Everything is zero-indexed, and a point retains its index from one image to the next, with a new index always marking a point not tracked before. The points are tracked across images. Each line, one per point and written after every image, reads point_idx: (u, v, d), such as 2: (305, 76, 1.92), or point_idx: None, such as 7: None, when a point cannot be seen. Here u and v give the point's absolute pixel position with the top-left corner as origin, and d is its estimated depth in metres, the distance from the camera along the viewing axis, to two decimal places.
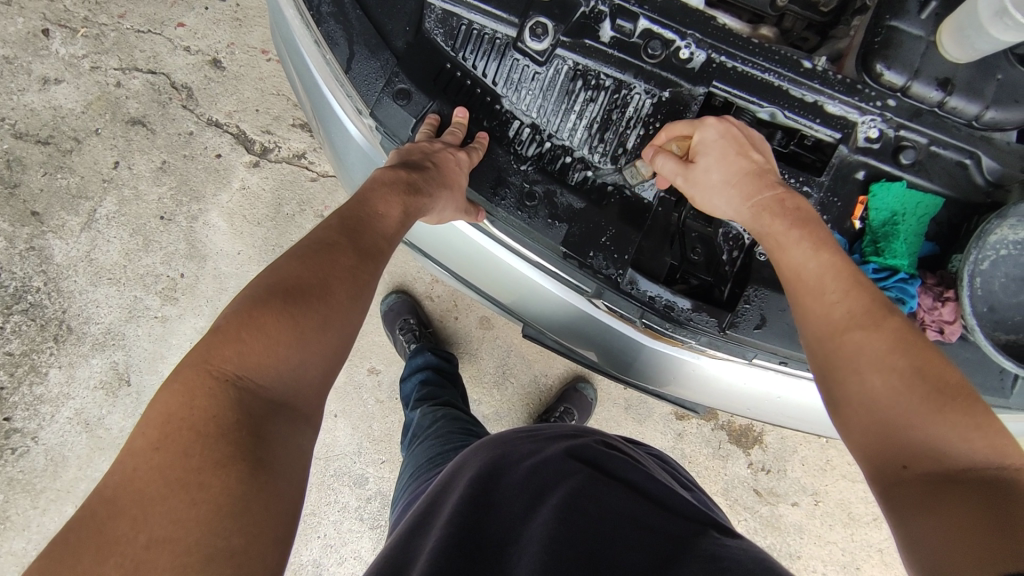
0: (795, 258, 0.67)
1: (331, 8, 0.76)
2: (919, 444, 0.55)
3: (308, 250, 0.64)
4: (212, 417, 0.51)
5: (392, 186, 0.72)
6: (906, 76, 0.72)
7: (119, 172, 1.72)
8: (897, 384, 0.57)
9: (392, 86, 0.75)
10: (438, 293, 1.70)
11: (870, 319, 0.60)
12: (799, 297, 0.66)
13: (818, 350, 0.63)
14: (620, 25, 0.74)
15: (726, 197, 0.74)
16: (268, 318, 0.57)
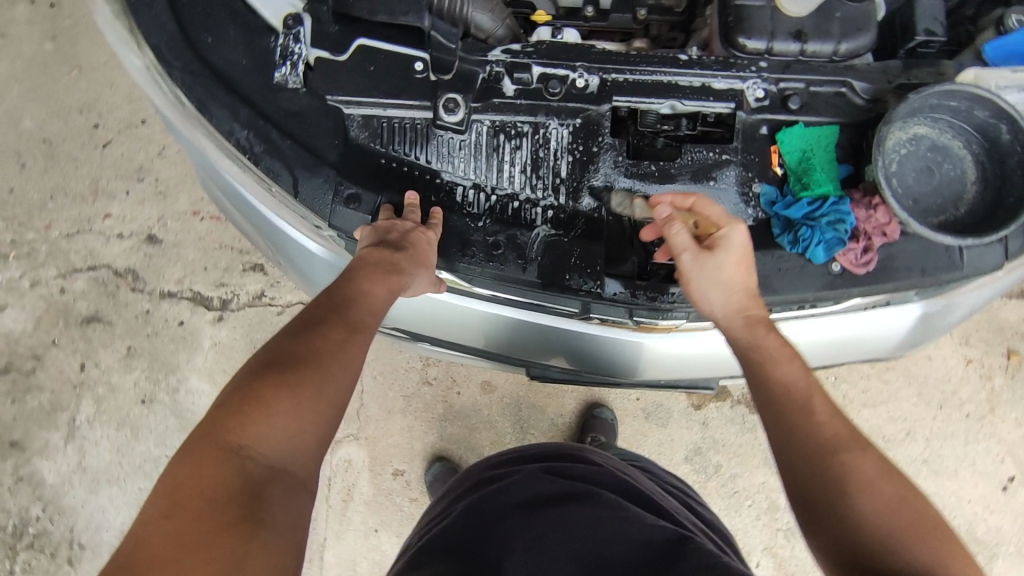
0: (785, 369, 0.72)
1: (263, 146, 0.83)
2: (895, 560, 0.60)
3: (301, 328, 0.72)
4: (217, 484, 0.58)
5: (376, 270, 0.77)
6: (765, 39, 0.84)
7: (88, 373, 1.71)
8: (881, 508, 0.63)
9: (342, 194, 0.83)
10: (433, 375, 1.72)
11: (852, 441, 0.67)
12: (788, 415, 0.69)
13: (803, 458, 0.67)
14: (518, 77, 0.83)
15: (720, 298, 0.77)
16: (268, 390, 0.64)
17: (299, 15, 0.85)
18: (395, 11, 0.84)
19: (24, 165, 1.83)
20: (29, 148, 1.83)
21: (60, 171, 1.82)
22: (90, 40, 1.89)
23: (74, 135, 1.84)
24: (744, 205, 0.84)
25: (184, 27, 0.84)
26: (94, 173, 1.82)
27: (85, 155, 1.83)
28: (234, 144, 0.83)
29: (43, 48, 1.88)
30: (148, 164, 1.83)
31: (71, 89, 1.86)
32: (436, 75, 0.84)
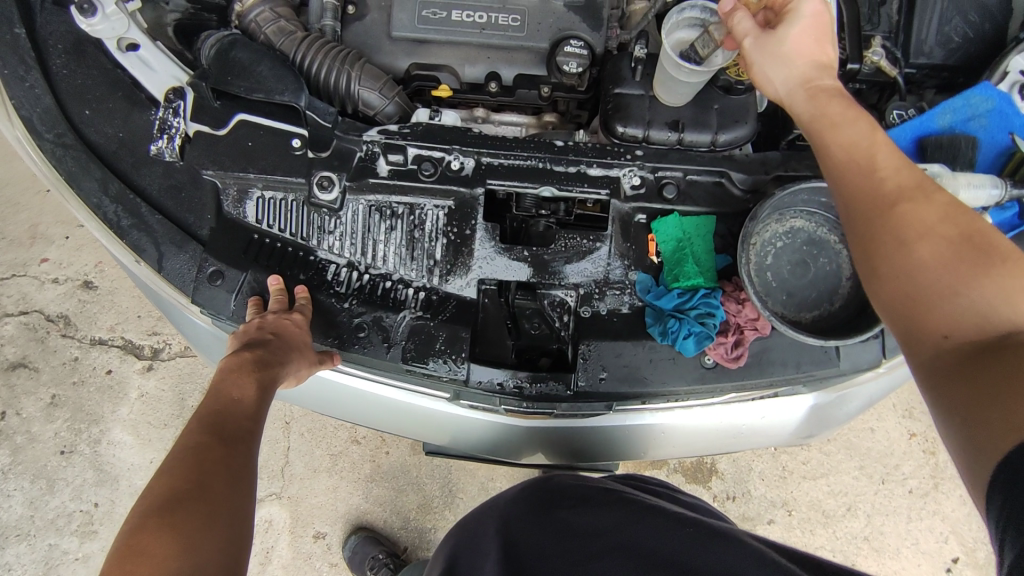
0: (851, 131, 0.62)
1: (130, 220, 0.82)
2: (957, 309, 0.53)
3: (170, 459, 0.62)
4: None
5: (240, 368, 0.73)
6: (642, 128, 0.84)
7: (7, 422, 1.67)
8: (942, 253, 0.55)
9: (205, 271, 0.80)
10: (363, 434, 1.67)
11: (917, 191, 0.58)
12: (847, 174, 0.61)
13: (863, 217, 0.59)
14: (392, 158, 0.83)
15: (785, 73, 0.68)
16: (151, 543, 0.55)
17: (181, 89, 0.85)
18: (269, 90, 0.84)
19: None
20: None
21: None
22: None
23: (18, 177, 1.83)
24: (619, 293, 0.83)
25: (60, 98, 0.83)
26: (33, 218, 1.80)
27: (26, 199, 1.81)
28: (100, 216, 0.82)
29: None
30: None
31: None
32: (311, 151, 0.84)
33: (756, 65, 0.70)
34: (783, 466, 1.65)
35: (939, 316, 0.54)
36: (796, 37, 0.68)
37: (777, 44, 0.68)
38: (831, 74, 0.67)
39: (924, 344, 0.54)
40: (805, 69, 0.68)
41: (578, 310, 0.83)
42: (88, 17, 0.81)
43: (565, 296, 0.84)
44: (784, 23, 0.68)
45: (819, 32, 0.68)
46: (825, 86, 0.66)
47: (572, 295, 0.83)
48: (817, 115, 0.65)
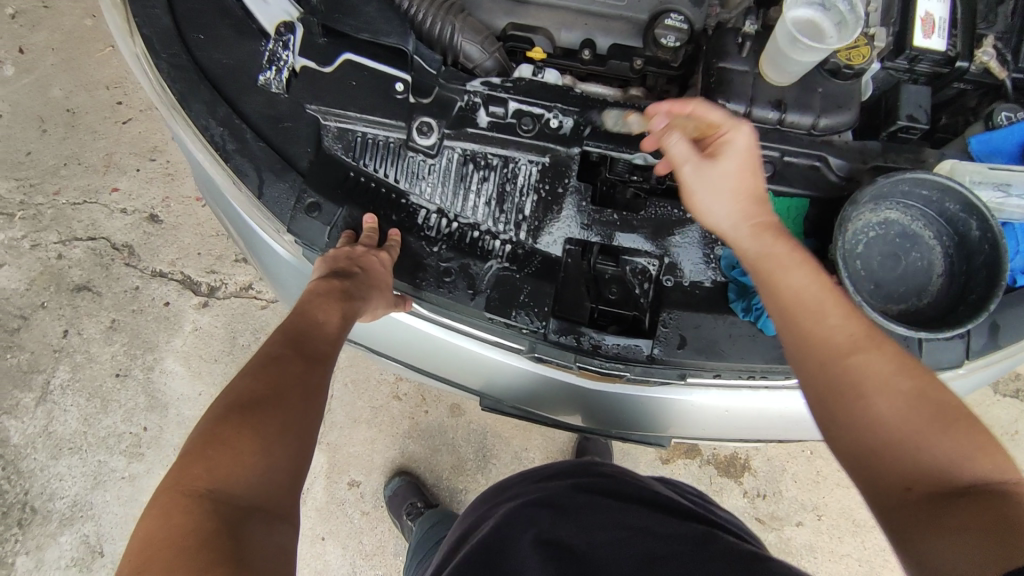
0: (778, 292, 0.67)
1: (234, 145, 0.84)
2: (916, 461, 0.59)
3: (256, 366, 0.67)
4: (189, 531, 0.52)
5: (324, 297, 0.77)
6: (744, 104, 0.83)
7: (68, 340, 1.74)
8: (897, 407, 0.61)
9: (303, 202, 0.83)
10: (403, 391, 1.71)
11: (867, 341, 0.64)
12: (802, 334, 0.66)
13: (815, 367, 0.65)
14: (492, 110, 0.84)
15: (725, 206, 0.71)
16: (230, 430, 0.59)
17: (292, 23, 0.87)
18: (378, 32, 0.85)
19: (45, 131, 1.88)
20: (52, 115, 1.89)
21: (77, 140, 1.87)
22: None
23: (98, 109, 1.89)
24: (703, 265, 0.84)
25: (178, 21, 0.85)
26: (110, 146, 1.87)
27: (104, 127, 1.88)
28: (207, 138, 0.84)
29: (84, 23, 1.95)
30: (162, 145, 1.88)
31: (103, 66, 1.92)
32: (413, 96, 0.85)
33: (692, 193, 0.73)
34: (817, 470, 1.64)
35: (904, 469, 0.59)
36: (723, 171, 0.71)
37: (710, 176, 0.71)
38: (768, 204, 0.72)
39: (889, 492, 0.59)
40: (737, 202, 0.71)
41: (659, 279, 0.84)
42: None
43: (648, 263, 0.85)
44: (711, 159, 0.72)
45: (752, 165, 0.72)
46: (757, 212, 0.71)
47: (654, 263, 0.84)
48: (759, 238, 0.69)
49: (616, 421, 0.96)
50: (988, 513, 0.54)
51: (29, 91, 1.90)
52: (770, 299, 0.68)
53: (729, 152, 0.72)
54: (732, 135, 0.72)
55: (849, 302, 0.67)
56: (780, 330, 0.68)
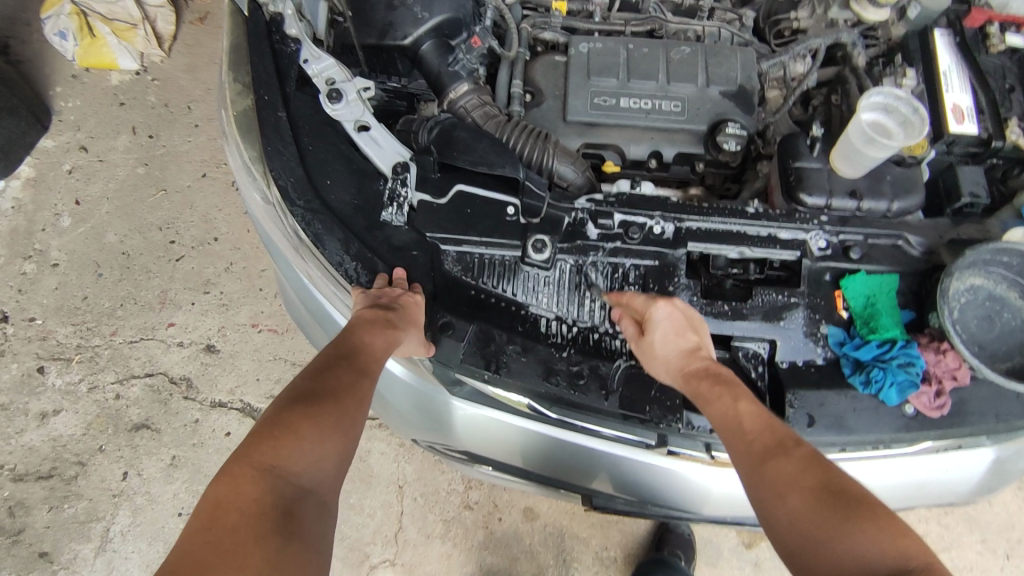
0: (742, 445, 0.76)
1: (368, 276, 0.91)
2: (840, 552, 0.66)
3: (319, 371, 0.77)
4: (254, 501, 0.62)
5: (374, 326, 0.81)
6: (824, 197, 0.93)
7: (128, 482, 1.71)
8: (811, 503, 0.69)
9: (435, 324, 0.89)
10: (474, 499, 1.68)
11: (779, 448, 0.75)
12: (762, 484, 0.73)
13: (743, 474, 0.75)
14: (602, 223, 0.92)
15: (662, 365, 0.85)
16: (296, 419, 0.69)
17: (407, 163, 0.96)
18: (493, 163, 0.95)
19: (100, 275, 1.93)
20: (107, 260, 1.95)
21: (132, 281, 1.93)
22: (180, 165, 2.07)
23: (151, 249, 1.97)
24: (813, 344, 0.89)
25: (308, 170, 0.95)
26: (163, 283, 1.93)
27: (158, 266, 1.95)
28: (342, 272, 0.91)
29: (135, 172, 2.06)
30: (215, 278, 1.94)
31: (155, 208, 2.02)
32: (525, 217, 0.94)
33: (643, 359, 0.86)
34: None
35: (831, 561, 0.66)
36: (663, 337, 0.84)
37: (647, 345, 0.85)
38: (699, 359, 0.83)
39: None
40: (674, 364, 0.84)
41: (774, 361, 0.89)
42: (335, 104, 0.97)
43: (758, 347, 0.90)
44: (647, 331, 0.85)
45: (683, 326, 0.85)
46: (696, 370, 0.82)
47: (764, 347, 0.90)
48: (703, 393, 0.81)
49: (741, 513, 0.96)
50: None
51: (84, 239, 1.98)
52: (735, 453, 0.77)
53: (658, 328, 0.84)
54: (660, 313, 0.84)
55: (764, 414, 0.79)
56: (745, 486, 0.75)
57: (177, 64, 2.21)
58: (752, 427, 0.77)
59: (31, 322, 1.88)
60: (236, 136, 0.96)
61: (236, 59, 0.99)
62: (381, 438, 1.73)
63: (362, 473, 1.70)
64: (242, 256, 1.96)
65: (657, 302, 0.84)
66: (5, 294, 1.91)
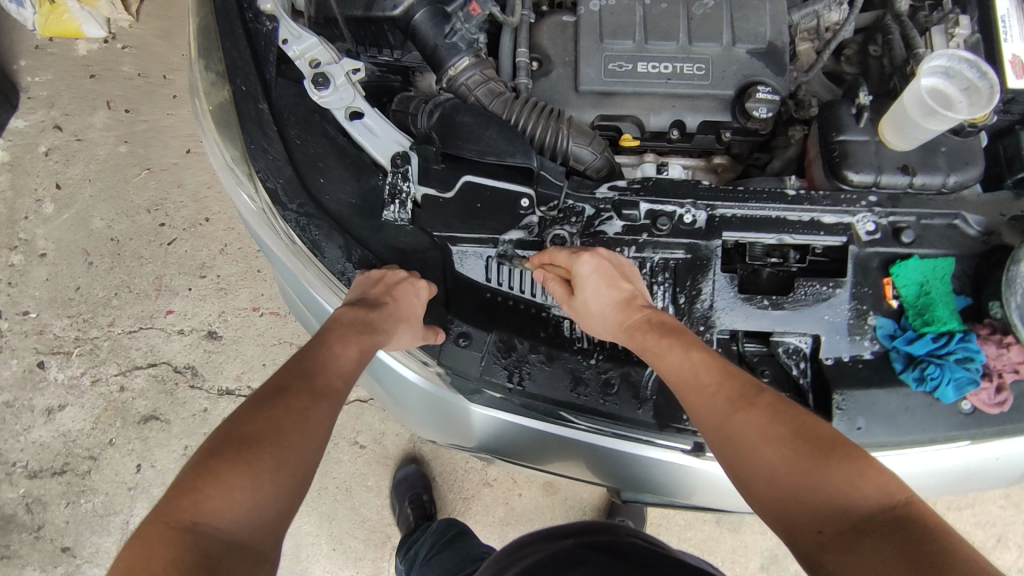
0: (701, 401, 0.70)
1: None
2: (823, 502, 0.61)
3: (262, 397, 0.65)
4: (165, 564, 0.51)
5: (351, 330, 0.74)
6: (873, 173, 0.84)
7: (143, 475, 1.69)
8: (785, 456, 0.64)
9: (451, 334, 0.82)
10: (494, 476, 1.67)
11: (743, 400, 0.68)
12: (729, 441, 0.67)
13: (709, 431, 0.69)
14: (627, 214, 0.83)
15: (603, 323, 0.79)
16: (226, 464, 0.58)
17: (406, 153, 0.86)
18: (502, 152, 0.86)
19: (91, 263, 1.85)
20: (96, 247, 1.86)
21: (124, 269, 1.84)
22: (163, 141, 1.97)
23: (141, 233, 1.87)
24: (860, 339, 0.82)
25: (298, 170, 0.85)
26: (157, 269, 1.84)
27: (150, 251, 1.86)
28: (344, 282, 0.84)
29: (116, 150, 1.95)
30: (211, 261, 1.86)
31: (141, 189, 1.92)
32: (540, 210, 0.85)
33: (581, 318, 0.81)
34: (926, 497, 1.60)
35: (813, 514, 0.61)
36: (594, 292, 0.77)
37: (581, 306, 0.79)
38: (637, 309, 0.77)
39: (806, 540, 0.61)
40: (613, 319, 0.77)
41: (817, 358, 0.83)
42: (322, 90, 0.86)
43: (800, 342, 0.83)
44: (577, 290, 0.77)
45: (613, 275, 0.78)
46: (637, 322, 0.76)
47: (808, 342, 0.83)
48: (649, 349, 0.74)
49: None
50: (903, 545, 0.55)
51: (69, 225, 1.89)
52: (696, 411, 0.71)
53: (583, 287, 0.77)
54: (580, 266, 0.77)
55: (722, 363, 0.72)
56: (711, 444, 0.70)
57: (147, 29, 2.05)
58: (709, 378, 0.71)
59: (25, 315, 1.81)
60: (214, 133, 0.84)
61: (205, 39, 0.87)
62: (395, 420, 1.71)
63: (379, 455, 1.69)
64: (237, 237, 1.88)
65: (580, 257, 0.77)
66: None
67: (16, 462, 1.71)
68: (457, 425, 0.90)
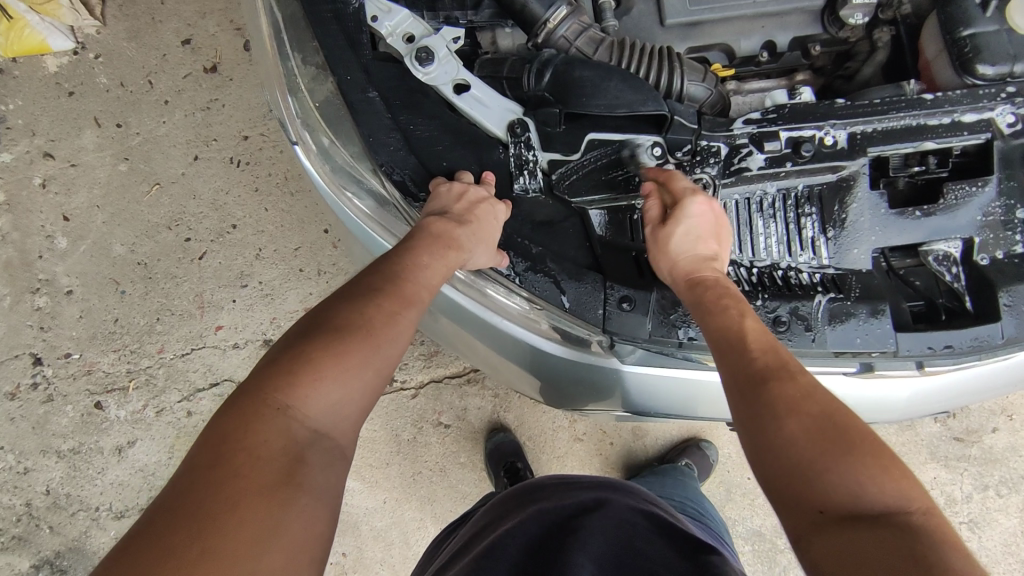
0: (738, 360, 0.65)
1: (524, 263, 0.83)
2: (828, 486, 0.53)
3: (354, 295, 0.66)
4: (256, 442, 0.53)
5: (435, 243, 0.75)
6: (1009, 63, 0.82)
7: None
8: (805, 432, 0.56)
9: (614, 298, 0.80)
10: (584, 430, 1.48)
11: (783, 369, 0.61)
12: (753, 405, 0.60)
13: (736, 388, 0.63)
14: (768, 146, 0.81)
15: (669, 266, 0.78)
16: (319, 353, 0.59)
17: (524, 120, 0.83)
18: (632, 103, 0.80)
19: (123, 292, 1.60)
20: (125, 273, 1.60)
21: (160, 291, 1.59)
22: (163, 152, 1.63)
23: (167, 253, 1.60)
24: (1011, 233, 0.82)
25: (420, 157, 0.83)
26: (195, 285, 1.59)
27: (182, 269, 1.59)
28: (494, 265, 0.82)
29: (116, 170, 1.63)
30: (248, 268, 1.59)
31: (154, 207, 1.61)
32: (675, 157, 0.82)
33: (653, 248, 0.80)
34: None
35: (817, 491, 0.53)
36: (685, 233, 0.76)
37: (664, 237, 0.78)
38: (711, 269, 0.76)
39: (799, 512, 0.54)
40: (682, 265, 0.77)
41: (970, 260, 0.82)
42: (426, 66, 0.82)
43: (948, 246, 0.82)
44: (673, 219, 0.76)
45: (709, 232, 0.77)
46: (705, 277, 0.75)
47: (958, 246, 0.82)
48: (708, 303, 0.72)
49: (946, 405, 0.95)
50: (905, 546, 0.48)
51: (88, 256, 1.61)
52: (730, 370, 0.65)
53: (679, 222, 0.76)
54: (693, 202, 0.76)
55: (771, 338, 0.67)
56: (732, 401, 0.63)
57: (116, 31, 1.67)
58: (756, 345, 0.65)
59: (68, 358, 1.58)
60: (326, 131, 0.83)
61: (297, 35, 0.83)
62: (475, 394, 1.50)
63: (467, 433, 1.48)
64: (270, 238, 1.59)
65: (696, 196, 0.77)
66: (27, 335, 1.59)
67: (102, 506, 1.52)
68: (596, 395, 0.90)
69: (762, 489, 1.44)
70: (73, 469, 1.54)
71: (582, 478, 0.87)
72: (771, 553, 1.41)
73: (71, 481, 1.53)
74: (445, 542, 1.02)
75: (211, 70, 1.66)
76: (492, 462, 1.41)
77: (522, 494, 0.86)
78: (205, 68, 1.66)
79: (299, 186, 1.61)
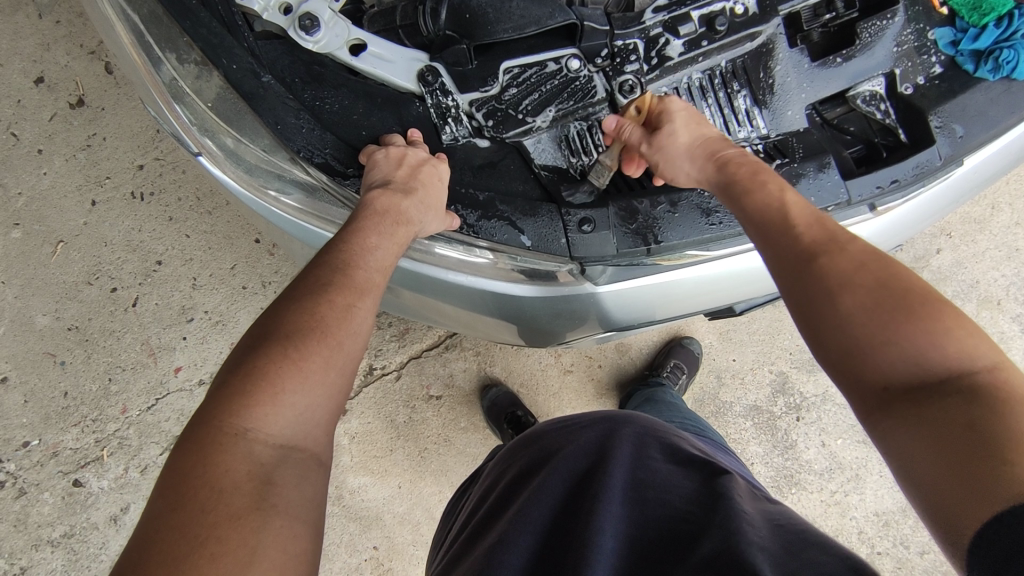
0: (784, 242, 0.63)
1: (476, 213, 0.81)
2: (893, 359, 0.54)
3: (301, 295, 0.62)
4: (219, 474, 0.49)
5: (383, 219, 0.72)
6: None
7: None
8: (865, 306, 0.56)
9: (573, 222, 0.79)
10: (571, 362, 1.48)
11: (832, 244, 0.60)
12: (808, 288, 0.59)
13: (787, 272, 0.62)
14: (683, 31, 0.81)
15: (689, 162, 0.77)
16: (274, 365, 0.55)
17: (433, 67, 0.80)
18: (539, 18, 0.79)
19: (63, 362, 1.43)
20: (58, 343, 1.43)
21: (103, 351, 1.43)
22: (56, 206, 1.46)
23: (96, 309, 1.44)
24: (927, 56, 0.84)
25: (336, 132, 0.80)
26: (138, 334, 1.44)
27: (118, 322, 1.44)
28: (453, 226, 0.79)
29: (10, 238, 1.45)
30: (189, 300, 1.46)
31: (67, 267, 1.45)
32: (595, 64, 0.82)
33: (665, 155, 0.78)
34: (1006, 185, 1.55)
35: (882, 366, 0.54)
36: (682, 126, 0.78)
37: (667, 136, 0.77)
38: (728, 146, 0.76)
39: (865, 388, 0.55)
40: (703, 151, 0.76)
41: (895, 93, 0.84)
42: (313, 34, 0.77)
43: (871, 86, 0.84)
44: (665, 120, 0.78)
45: (700, 121, 0.79)
46: (726, 152, 0.75)
47: (882, 82, 0.84)
48: (747, 182, 0.70)
49: (898, 239, 0.99)
50: (971, 409, 0.50)
51: (11, 336, 1.42)
52: (773, 256, 0.64)
53: (668, 119, 0.78)
54: (669, 101, 0.79)
55: (817, 216, 0.65)
56: (785, 288, 0.61)
57: None
58: (799, 224, 0.64)
59: (28, 447, 1.40)
60: (228, 130, 0.77)
61: (166, 35, 0.77)
62: (457, 357, 1.47)
63: (459, 398, 1.45)
64: (202, 265, 1.47)
65: (670, 95, 0.80)
66: None
67: None
68: (579, 326, 0.89)
69: (747, 367, 1.49)
70: (73, 553, 1.37)
71: (582, 418, 0.83)
72: (774, 419, 1.46)
73: (74, 565, 1.37)
74: (444, 519, 0.96)
75: (77, 104, 1.49)
76: (493, 419, 1.38)
77: (526, 448, 0.82)
78: (70, 104, 1.49)
79: (214, 203, 1.49)
